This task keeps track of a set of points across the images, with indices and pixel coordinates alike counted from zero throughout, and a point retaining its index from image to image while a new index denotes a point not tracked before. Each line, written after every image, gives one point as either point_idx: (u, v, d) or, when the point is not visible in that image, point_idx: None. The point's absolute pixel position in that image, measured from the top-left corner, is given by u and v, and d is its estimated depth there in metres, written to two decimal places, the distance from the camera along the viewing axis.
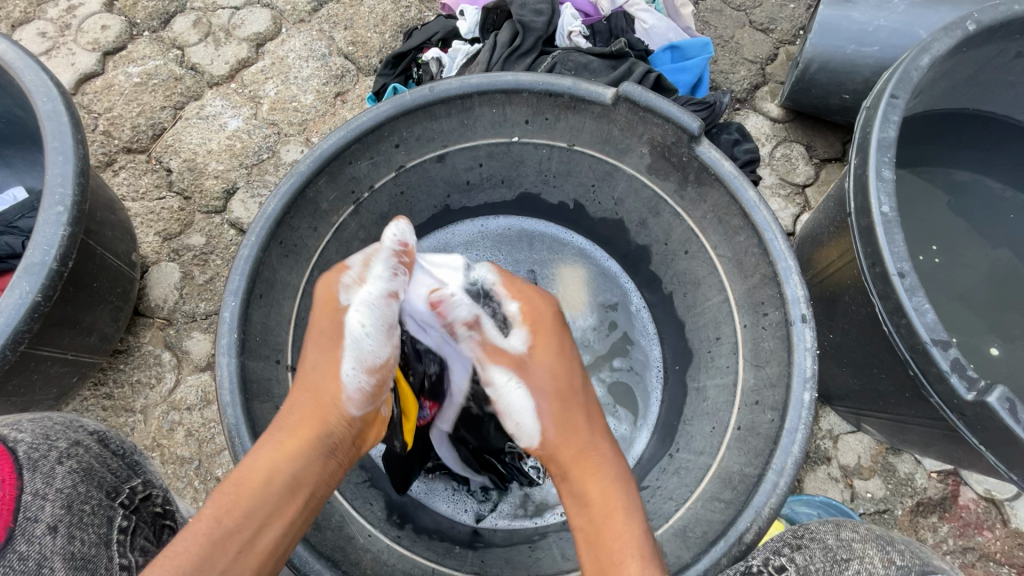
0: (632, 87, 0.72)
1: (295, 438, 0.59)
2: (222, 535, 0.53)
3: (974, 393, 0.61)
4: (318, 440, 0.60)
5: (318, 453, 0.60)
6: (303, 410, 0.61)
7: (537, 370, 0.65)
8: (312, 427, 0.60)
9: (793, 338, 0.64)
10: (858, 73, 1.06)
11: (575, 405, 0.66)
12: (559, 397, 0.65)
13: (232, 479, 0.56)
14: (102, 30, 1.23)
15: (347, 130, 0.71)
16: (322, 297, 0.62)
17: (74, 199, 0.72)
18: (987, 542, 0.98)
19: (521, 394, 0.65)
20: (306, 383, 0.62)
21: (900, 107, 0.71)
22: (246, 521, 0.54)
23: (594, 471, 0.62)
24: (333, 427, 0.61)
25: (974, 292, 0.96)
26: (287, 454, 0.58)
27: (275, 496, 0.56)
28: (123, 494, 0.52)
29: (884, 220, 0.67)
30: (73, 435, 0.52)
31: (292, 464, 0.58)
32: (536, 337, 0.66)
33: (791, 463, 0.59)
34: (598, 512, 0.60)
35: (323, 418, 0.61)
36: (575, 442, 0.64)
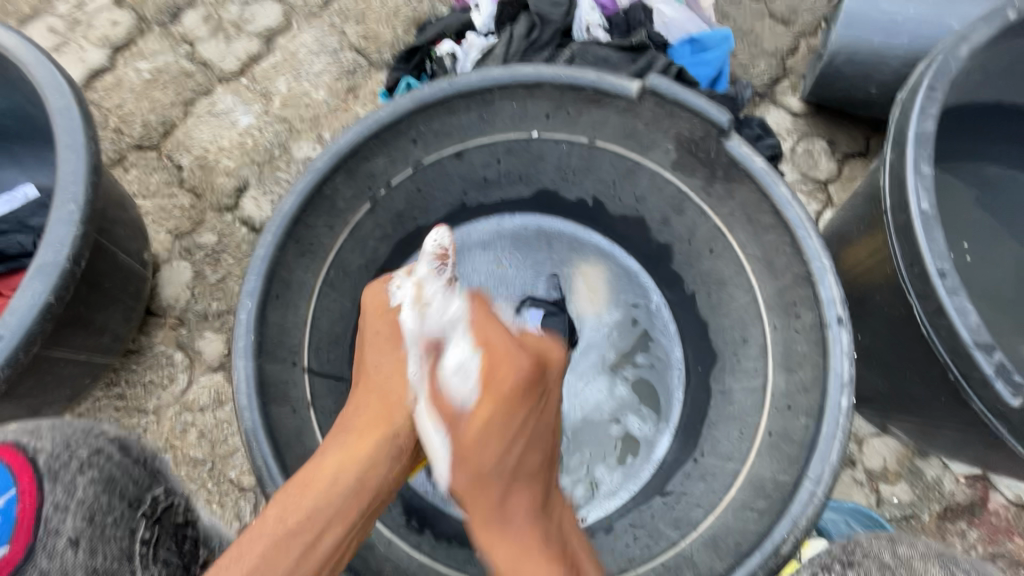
0: (659, 79, 0.69)
1: (361, 441, 0.61)
2: (287, 533, 0.53)
3: (1019, 399, 0.59)
4: (384, 444, 0.61)
5: (384, 458, 0.61)
6: (370, 411, 0.64)
7: (467, 430, 0.62)
8: (378, 431, 0.62)
9: (829, 342, 0.62)
10: (886, 66, 1.03)
11: (496, 473, 0.62)
12: (481, 463, 0.62)
13: (297, 478, 0.57)
14: (112, 26, 1.21)
15: (364, 125, 0.69)
16: (373, 304, 0.69)
17: (87, 198, 0.71)
18: (1017, 548, 0.96)
19: (441, 449, 0.63)
20: (374, 387, 0.65)
21: (939, 100, 0.68)
22: (310, 523, 0.54)
23: (506, 543, 0.60)
24: (393, 431, 0.62)
25: (1007, 291, 0.93)
26: (357, 452, 0.60)
27: (339, 499, 0.56)
28: (145, 503, 0.51)
29: (924, 218, 0.64)
30: (94, 442, 0.50)
31: (357, 468, 0.59)
32: (484, 398, 0.62)
33: (829, 473, 0.57)
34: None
35: (390, 421, 0.63)
36: (486, 503, 0.62)
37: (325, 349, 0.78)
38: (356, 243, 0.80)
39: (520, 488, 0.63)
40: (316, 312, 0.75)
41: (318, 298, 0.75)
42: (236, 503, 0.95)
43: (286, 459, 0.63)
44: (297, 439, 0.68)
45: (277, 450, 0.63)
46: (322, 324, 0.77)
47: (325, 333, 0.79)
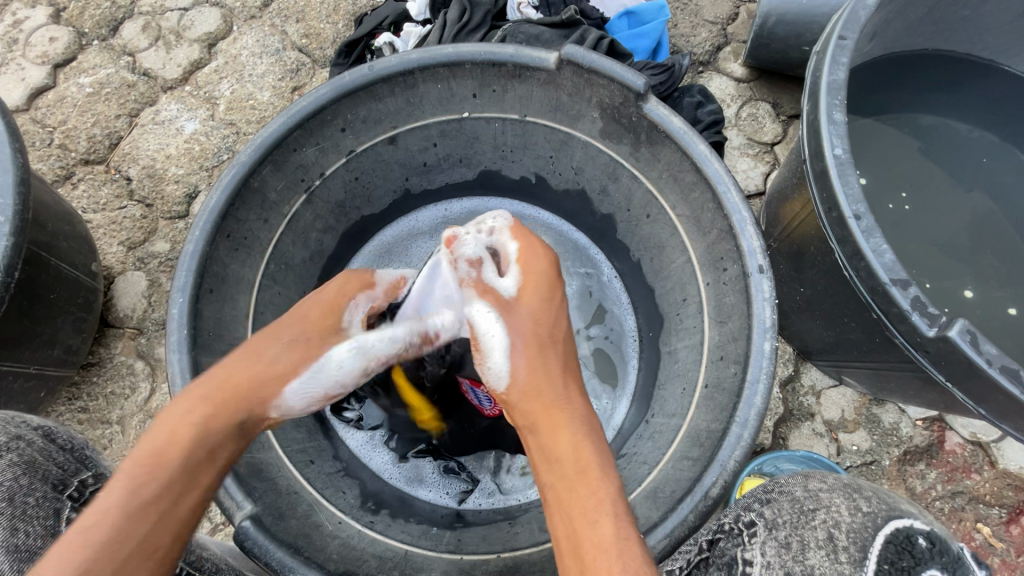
0: (574, 48, 0.70)
1: (219, 408, 0.55)
2: (139, 508, 0.47)
3: (935, 329, 0.60)
4: (240, 417, 0.55)
5: (239, 430, 0.56)
6: (226, 382, 0.56)
7: (519, 316, 0.63)
8: (234, 403, 0.55)
9: (751, 290, 0.63)
10: (815, 23, 1.05)
11: (552, 354, 0.62)
12: (539, 345, 0.61)
13: (146, 449, 0.51)
14: (50, 43, 1.21)
15: (287, 116, 0.70)
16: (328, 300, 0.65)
17: (16, 208, 0.71)
18: (976, 484, 0.98)
19: (497, 330, 0.61)
20: (242, 356, 0.58)
21: (850, 48, 0.70)
22: (165, 489, 0.49)
23: (569, 427, 0.56)
24: (255, 406, 0.56)
25: (946, 235, 0.94)
26: (212, 420, 0.54)
27: (189, 473, 0.51)
28: (71, 486, 0.55)
29: (838, 162, 0.66)
30: (14, 429, 0.55)
31: (211, 437, 0.53)
32: (526, 280, 0.65)
33: (754, 415, 0.58)
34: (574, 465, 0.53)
35: (247, 395, 0.56)
36: (544, 395, 0.58)
37: None
38: (296, 236, 0.81)
39: (570, 383, 0.60)
40: (257, 305, 0.76)
41: (259, 290, 0.76)
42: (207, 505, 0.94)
43: None
44: None
45: None
46: (265, 316, 0.78)
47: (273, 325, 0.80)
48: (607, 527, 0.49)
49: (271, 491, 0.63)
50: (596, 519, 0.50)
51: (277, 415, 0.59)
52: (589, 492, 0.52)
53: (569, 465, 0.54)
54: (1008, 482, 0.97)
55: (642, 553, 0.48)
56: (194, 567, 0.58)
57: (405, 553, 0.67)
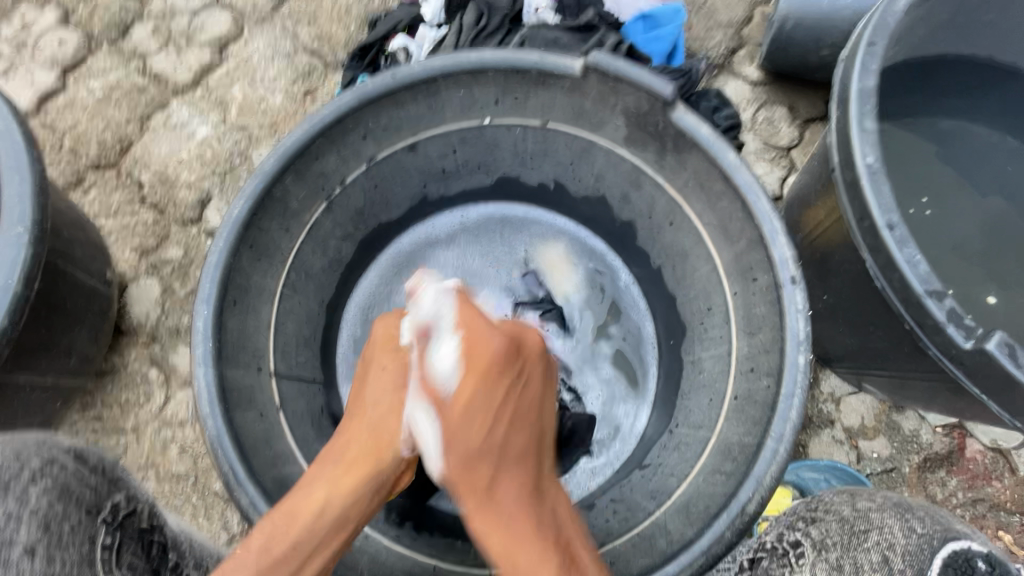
0: (601, 56, 0.70)
1: (349, 474, 0.61)
2: (271, 564, 0.55)
3: (972, 341, 0.60)
4: (367, 483, 0.61)
5: (368, 491, 0.61)
6: (362, 446, 0.64)
7: (454, 419, 0.64)
8: (366, 465, 0.62)
9: (784, 302, 0.63)
10: (835, 26, 1.04)
11: (486, 445, 0.63)
12: (463, 455, 0.63)
13: (285, 505, 0.58)
14: (60, 46, 1.19)
15: (309, 124, 0.69)
16: (381, 335, 0.71)
17: (35, 219, 0.70)
18: (996, 491, 0.97)
19: (431, 436, 0.63)
20: (369, 419, 0.65)
21: (880, 55, 0.69)
22: (292, 553, 0.56)
23: (493, 519, 0.60)
24: (381, 471, 0.62)
25: (968, 241, 0.93)
26: (342, 488, 0.60)
27: (321, 535, 0.57)
28: (104, 510, 0.57)
29: (869, 171, 0.65)
30: (47, 453, 0.56)
31: (344, 501, 0.59)
32: (467, 370, 0.65)
33: (790, 429, 0.58)
34: (475, 503, 0.61)
35: (377, 457, 0.63)
36: (475, 481, 0.62)
37: (293, 353, 0.78)
38: (316, 245, 0.80)
39: (511, 468, 0.63)
40: (279, 315, 0.75)
41: (281, 300, 0.75)
42: (224, 514, 0.94)
43: (253, 462, 0.63)
44: (266, 442, 0.68)
45: (243, 455, 0.62)
46: (288, 327, 0.77)
47: (295, 336, 0.79)
48: None
49: None
50: None
51: (408, 450, 0.64)
52: None
53: (507, 556, 0.58)
54: None
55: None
56: None
57: (434, 569, 0.67)
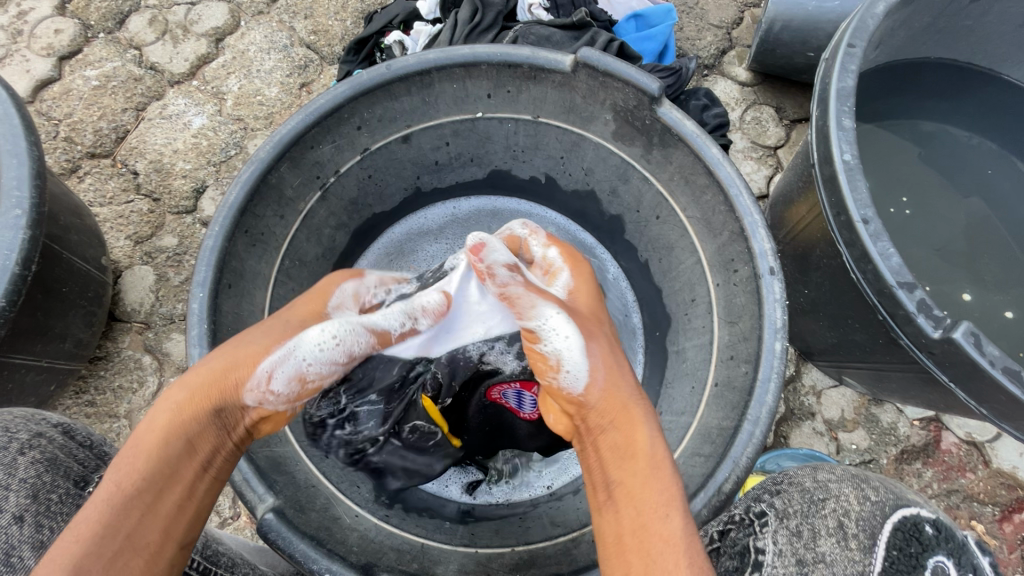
0: (590, 52, 0.72)
1: (196, 401, 0.54)
2: (123, 504, 0.48)
3: (940, 331, 0.62)
4: (217, 411, 0.55)
5: (217, 422, 0.55)
6: (208, 378, 0.55)
7: (579, 309, 0.66)
8: (212, 395, 0.55)
9: (762, 291, 0.65)
10: (821, 29, 1.06)
11: (616, 358, 0.62)
12: (609, 351, 0.62)
13: (130, 445, 0.52)
14: (56, 35, 1.20)
15: (305, 113, 0.70)
16: (318, 290, 0.68)
17: (33, 202, 0.71)
18: (970, 483, 1.00)
19: (569, 329, 0.60)
20: (229, 347, 0.58)
21: (858, 56, 0.71)
22: (146, 487, 0.50)
23: (638, 419, 0.57)
24: (234, 396, 0.56)
25: (945, 240, 0.96)
26: (187, 413, 0.53)
27: (170, 463, 0.51)
28: (92, 482, 0.57)
29: (846, 168, 0.68)
30: (35, 427, 0.58)
31: (190, 426, 0.53)
32: (578, 281, 0.71)
33: (765, 413, 0.60)
34: (627, 414, 0.57)
35: (223, 389, 0.55)
36: (623, 393, 0.58)
37: None
38: (310, 232, 0.82)
39: (641, 390, 0.60)
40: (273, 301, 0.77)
41: (274, 286, 0.77)
42: None
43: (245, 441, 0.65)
44: None
45: None
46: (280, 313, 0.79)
47: None
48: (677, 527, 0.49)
49: (290, 485, 0.65)
50: (667, 515, 0.50)
51: (254, 401, 0.56)
52: (659, 484, 0.52)
53: (643, 459, 0.54)
54: (1002, 481, 1.00)
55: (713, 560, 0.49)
56: (211, 561, 0.59)
57: (422, 546, 0.69)
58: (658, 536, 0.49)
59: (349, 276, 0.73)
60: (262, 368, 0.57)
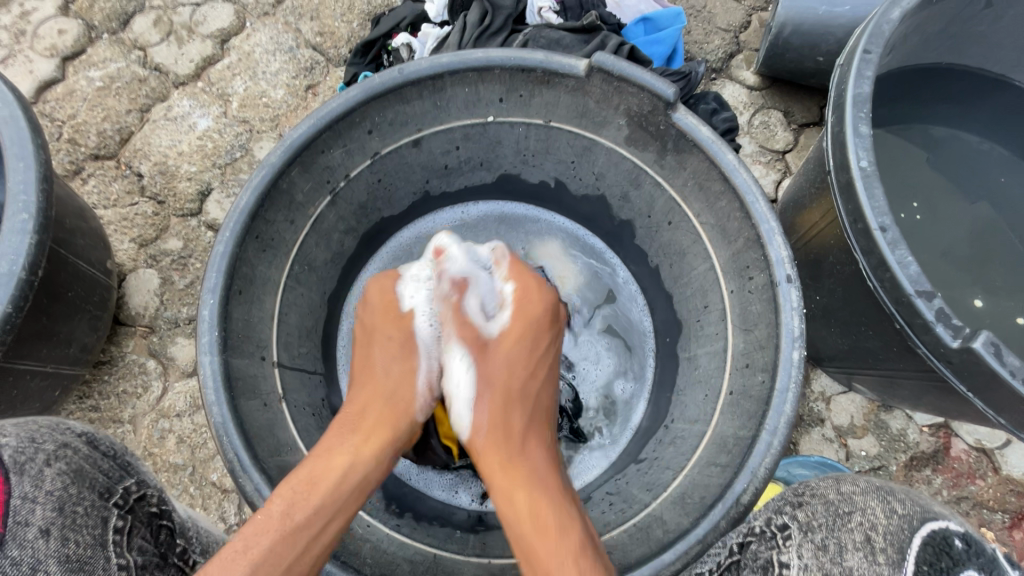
0: (604, 56, 0.71)
1: (367, 437, 0.66)
2: (295, 529, 0.57)
3: (959, 340, 0.62)
4: (387, 446, 0.66)
5: (385, 454, 0.66)
6: (377, 414, 0.68)
7: (495, 360, 0.71)
8: (384, 431, 0.67)
9: (779, 299, 0.64)
10: (831, 34, 1.06)
11: (519, 407, 0.70)
12: (506, 398, 0.70)
13: (307, 470, 0.61)
14: (60, 35, 1.19)
15: (317, 117, 0.69)
16: (381, 303, 0.74)
17: (40, 206, 0.70)
18: (979, 490, 0.99)
19: (468, 377, 0.71)
20: (380, 387, 0.70)
21: (874, 62, 0.71)
22: (316, 517, 0.58)
23: (529, 477, 0.64)
24: (399, 432, 0.68)
25: (956, 246, 0.96)
26: (365, 450, 0.64)
27: (346, 493, 0.61)
28: (117, 494, 0.57)
29: (863, 175, 0.67)
30: (60, 437, 0.56)
31: (365, 464, 0.63)
32: (516, 322, 0.72)
33: (783, 423, 0.60)
34: (505, 458, 0.66)
35: (393, 425, 0.68)
36: (501, 446, 0.67)
37: (295, 344, 0.79)
38: (319, 237, 0.81)
39: (536, 436, 0.69)
40: (282, 306, 0.76)
41: (284, 292, 0.76)
42: (220, 505, 0.95)
43: (258, 451, 0.64)
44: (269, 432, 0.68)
45: (248, 443, 0.63)
46: (290, 319, 0.78)
47: (296, 329, 0.80)
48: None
49: None
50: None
51: (423, 416, 0.71)
52: (551, 550, 0.58)
53: (528, 518, 0.61)
54: (1011, 488, 0.99)
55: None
56: None
57: (434, 558, 0.68)
58: None
59: (391, 276, 0.76)
60: (419, 387, 0.71)
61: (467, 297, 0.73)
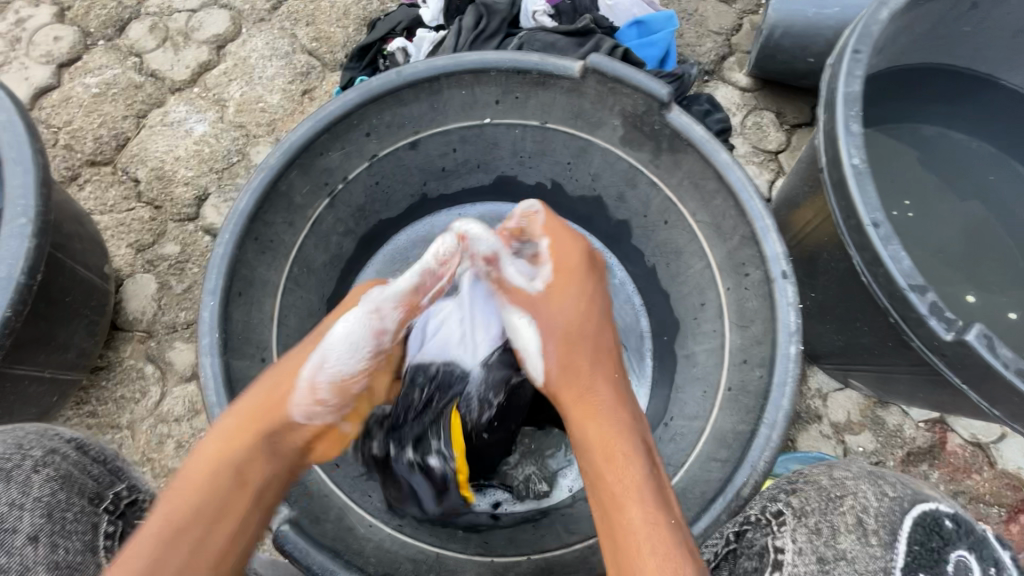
0: (599, 58, 0.72)
1: (235, 432, 0.57)
2: (168, 545, 0.51)
3: (953, 333, 0.63)
4: (259, 441, 0.58)
5: (259, 450, 0.58)
6: (250, 408, 0.59)
7: (551, 309, 0.69)
8: (254, 426, 0.58)
9: (775, 295, 0.65)
10: (821, 35, 1.07)
11: (581, 351, 0.67)
12: (564, 342, 0.68)
13: (175, 486, 0.54)
14: (55, 42, 1.19)
15: (316, 120, 0.70)
16: (346, 300, 0.70)
17: (38, 210, 0.70)
18: (976, 484, 1.00)
19: (530, 332, 0.69)
20: (266, 382, 0.61)
21: (864, 62, 0.72)
22: (194, 526, 0.52)
23: (597, 415, 0.63)
24: (278, 427, 0.59)
25: (948, 244, 0.97)
26: (230, 447, 0.57)
27: (217, 498, 0.54)
28: (107, 499, 0.57)
29: (855, 172, 0.68)
30: (48, 443, 0.56)
31: (235, 460, 0.56)
32: (558, 275, 0.70)
33: (782, 417, 0.60)
34: (573, 400, 0.65)
35: (269, 419, 0.59)
36: (572, 388, 0.66)
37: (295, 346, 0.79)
38: (318, 240, 0.81)
39: (600, 373, 0.67)
40: (282, 308, 0.76)
41: (283, 294, 0.76)
42: None
43: None
44: None
45: None
46: (289, 321, 0.78)
47: (296, 331, 0.80)
48: (635, 512, 0.56)
49: (304, 495, 0.65)
50: (624, 503, 0.57)
51: (305, 416, 0.60)
52: (617, 478, 0.58)
53: (597, 451, 0.61)
54: (1007, 482, 1.00)
55: (672, 531, 0.54)
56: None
57: (437, 557, 0.69)
58: (618, 520, 0.57)
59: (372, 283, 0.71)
60: (302, 383, 0.61)
61: (506, 270, 0.70)
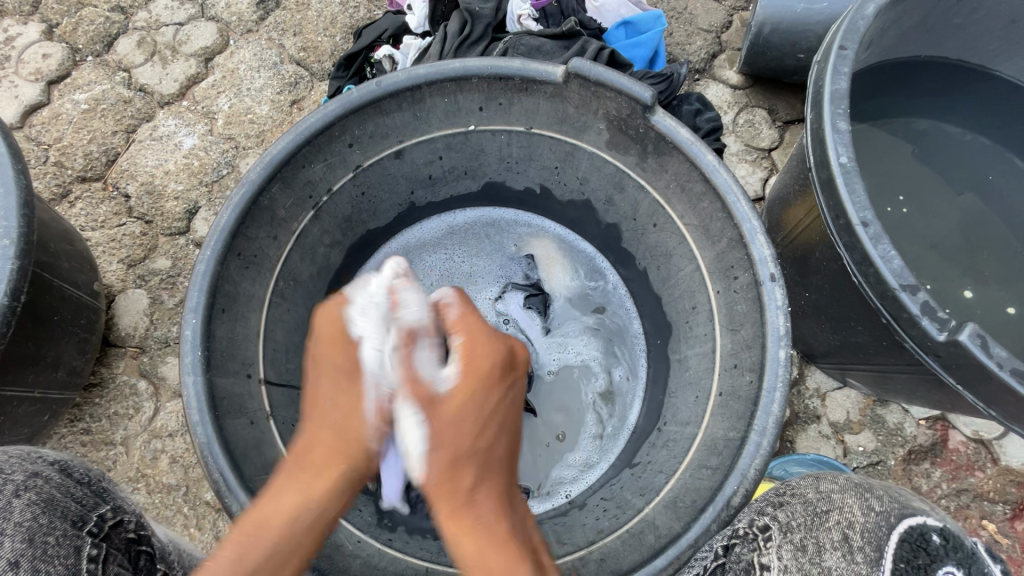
0: (581, 62, 0.71)
1: (319, 471, 0.59)
2: None
3: (945, 333, 0.62)
4: (341, 482, 0.60)
5: (340, 491, 0.59)
6: (327, 447, 0.61)
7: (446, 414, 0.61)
8: (337, 464, 0.60)
9: (764, 298, 0.64)
10: (810, 31, 1.06)
11: (471, 459, 0.60)
12: (456, 448, 0.60)
13: (252, 515, 0.56)
14: (44, 59, 1.19)
15: (296, 132, 0.69)
16: (328, 332, 0.64)
17: (21, 231, 0.70)
18: (979, 482, 0.98)
19: (417, 433, 0.60)
20: (330, 419, 0.62)
21: (850, 58, 0.71)
22: (266, 562, 0.53)
23: (470, 532, 0.56)
24: (354, 467, 0.61)
25: (943, 238, 0.96)
26: (311, 489, 0.58)
27: (297, 536, 0.56)
28: (91, 522, 0.56)
29: (843, 170, 0.67)
30: (30, 467, 0.57)
31: (320, 501, 0.58)
32: (463, 375, 0.62)
33: (772, 422, 0.59)
34: (450, 507, 0.58)
35: (346, 453, 0.61)
36: (450, 496, 0.58)
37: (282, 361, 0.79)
38: (304, 252, 0.81)
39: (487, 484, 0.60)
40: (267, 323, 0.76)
41: (268, 308, 0.76)
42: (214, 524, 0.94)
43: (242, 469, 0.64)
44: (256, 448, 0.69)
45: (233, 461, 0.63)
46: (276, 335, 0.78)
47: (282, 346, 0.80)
48: None
49: None
50: None
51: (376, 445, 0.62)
52: None
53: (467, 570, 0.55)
54: (1011, 479, 0.98)
55: None
56: None
57: (427, 571, 0.70)
58: None
59: (336, 302, 0.65)
60: (369, 413, 0.61)
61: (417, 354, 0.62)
